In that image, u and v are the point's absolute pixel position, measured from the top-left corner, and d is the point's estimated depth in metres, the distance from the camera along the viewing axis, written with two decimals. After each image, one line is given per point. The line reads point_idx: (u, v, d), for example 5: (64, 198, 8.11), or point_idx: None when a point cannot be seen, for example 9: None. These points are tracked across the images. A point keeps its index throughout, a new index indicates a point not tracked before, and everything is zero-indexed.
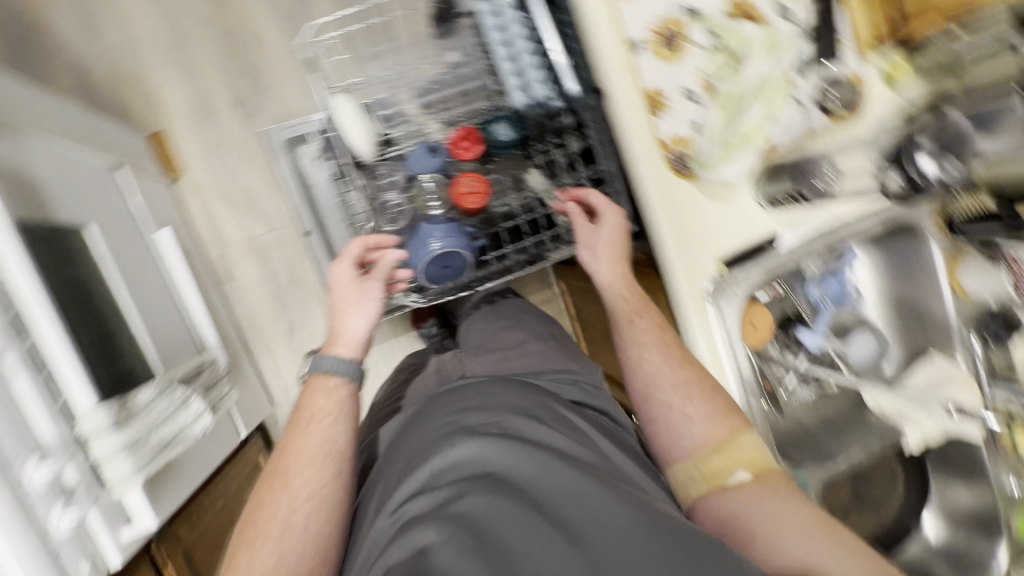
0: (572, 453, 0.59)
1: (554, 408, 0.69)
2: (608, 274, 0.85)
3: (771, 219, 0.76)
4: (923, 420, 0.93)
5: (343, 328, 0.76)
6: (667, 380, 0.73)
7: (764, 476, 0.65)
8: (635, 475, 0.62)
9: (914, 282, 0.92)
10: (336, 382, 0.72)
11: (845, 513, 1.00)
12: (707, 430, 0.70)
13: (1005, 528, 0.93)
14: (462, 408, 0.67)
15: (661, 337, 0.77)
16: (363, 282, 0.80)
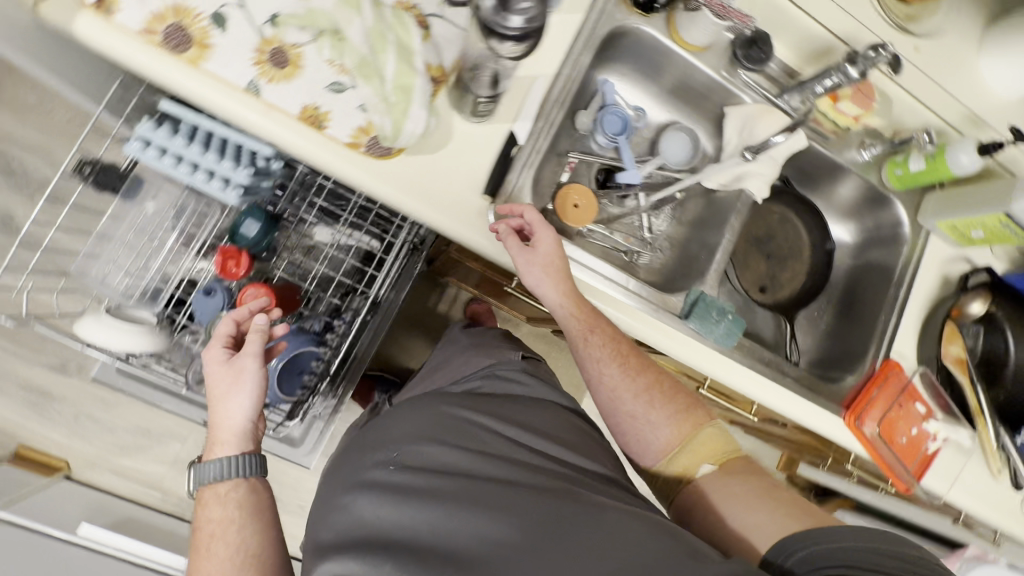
0: (458, 468, 0.71)
1: (454, 414, 0.79)
2: (553, 294, 0.76)
3: (495, 125, 0.75)
4: (756, 170, 0.90)
5: (224, 420, 0.74)
6: (629, 391, 0.80)
7: (728, 463, 0.77)
8: (510, 451, 0.75)
9: (668, 70, 0.92)
10: (234, 478, 0.73)
11: (774, 278, 1.05)
12: (670, 427, 0.78)
13: (886, 190, 0.98)
14: (364, 457, 0.76)
15: (615, 349, 0.79)
16: (237, 364, 0.75)
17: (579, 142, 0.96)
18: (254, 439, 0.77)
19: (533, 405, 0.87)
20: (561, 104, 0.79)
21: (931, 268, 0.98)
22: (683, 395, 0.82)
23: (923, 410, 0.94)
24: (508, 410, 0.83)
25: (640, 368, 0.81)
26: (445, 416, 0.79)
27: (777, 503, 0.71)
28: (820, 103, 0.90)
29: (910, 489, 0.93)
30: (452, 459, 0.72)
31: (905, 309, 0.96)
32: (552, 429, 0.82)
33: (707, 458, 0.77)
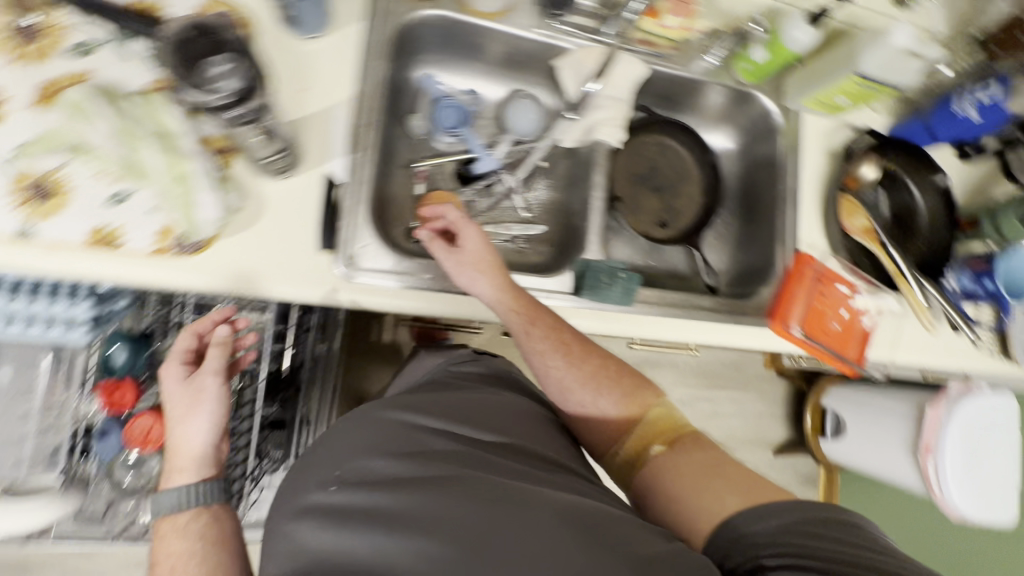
0: (405, 471, 0.65)
1: (396, 419, 0.74)
2: (487, 292, 0.75)
3: (307, 174, 0.70)
4: (603, 114, 0.86)
5: (183, 443, 0.71)
6: (576, 380, 0.76)
7: (678, 441, 0.71)
8: (456, 449, 0.70)
9: (483, 43, 0.87)
10: (193, 508, 0.67)
11: (670, 208, 1.02)
12: (618, 412, 0.75)
13: (744, 86, 0.94)
14: (307, 482, 0.68)
15: (558, 341, 0.75)
16: (195, 383, 0.73)
17: (425, 147, 0.90)
18: (216, 464, 0.73)
19: (479, 400, 0.82)
20: (371, 124, 0.73)
21: (814, 147, 0.95)
22: (628, 377, 0.78)
23: (848, 291, 0.91)
24: (453, 407, 0.78)
25: (587, 356, 0.77)
26: (388, 426, 0.73)
27: (730, 482, 0.64)
28: (642, 23, 0.84)
29: (861, 370, 0.91)
30: (398, 464, 0.66)
31: (798, 198, 0.93)
32: (498, 421, 0.77)
33: (655, 439, 0.72)
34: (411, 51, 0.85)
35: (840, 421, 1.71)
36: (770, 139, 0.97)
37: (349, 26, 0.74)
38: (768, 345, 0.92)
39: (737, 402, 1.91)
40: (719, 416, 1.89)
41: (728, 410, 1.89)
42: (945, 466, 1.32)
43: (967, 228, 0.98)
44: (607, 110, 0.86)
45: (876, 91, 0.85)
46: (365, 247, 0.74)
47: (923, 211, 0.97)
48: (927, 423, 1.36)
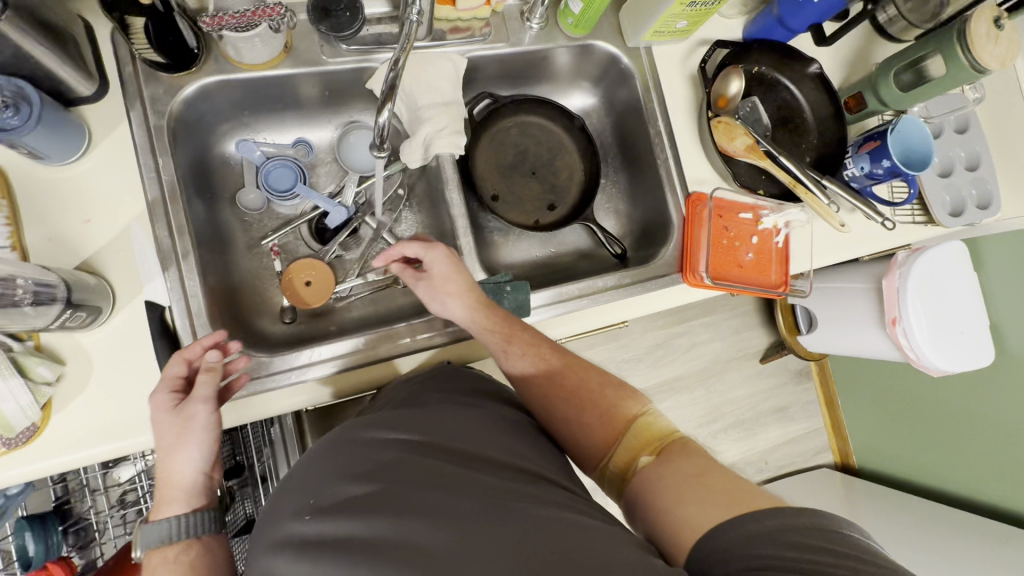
0: (396, 481, 0.51)
1: (375, 433, 0.57)
2: (462, 312, 0.73)
3: (126, 309, 0.63)
4: (436, 123, 0.77)
5: (169, 473, 0.58)
6: (554, 397, 0.69)
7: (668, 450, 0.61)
8: (447, 459, 0.54)
9: (284, 92, 0.77)
10: (185, 540, 0.55)
11: (551, 186, 0.95)
12: (603, 425, 0.66)
13: (579, 40, 0.86)
14: (281, 515, 0.52)
15: (538, 354, 0.71)
16: (184, 409, 0.59)
17: (269, 218, 0.82)
18: (210, 493, 0.60)
19: (460, 392, 0.67)
20: (179, 229, 0.66)
21: (673, 77, 0.88)
22: (611, 386, 0.69)
23: (752, 217, 0.88)
24: (442, 414, 0.61)
25: (566, 369, 0.70)
26: (369, 433, 0.58)
27: (716, 493, 0.54)
28: (438, 12, 0.75)
29: (785, 295, 0.87)
30: (390, 472, 0.52)
31: (672, 138, 0.87)
32: (484, 436, 0.59)
33: (642, 449, 0.62)
34: (210, 125, 0.76)
35: (811, 314, 1.69)
36: (626, 84, 0.90)
37: (115, 131, 0.66)
38: (684, 298, 0.87)
39: (711, 325, 1.89)
40: (699, 345, 1.87)
41: (705, 335, 1.87)
42: (914, 330, 1.31)
43: (854, 107, 0.93)
44: (439, 118, 0.77)
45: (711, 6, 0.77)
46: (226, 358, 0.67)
47: (807, 108, 0.93)
48: (886, 294, 1.34)
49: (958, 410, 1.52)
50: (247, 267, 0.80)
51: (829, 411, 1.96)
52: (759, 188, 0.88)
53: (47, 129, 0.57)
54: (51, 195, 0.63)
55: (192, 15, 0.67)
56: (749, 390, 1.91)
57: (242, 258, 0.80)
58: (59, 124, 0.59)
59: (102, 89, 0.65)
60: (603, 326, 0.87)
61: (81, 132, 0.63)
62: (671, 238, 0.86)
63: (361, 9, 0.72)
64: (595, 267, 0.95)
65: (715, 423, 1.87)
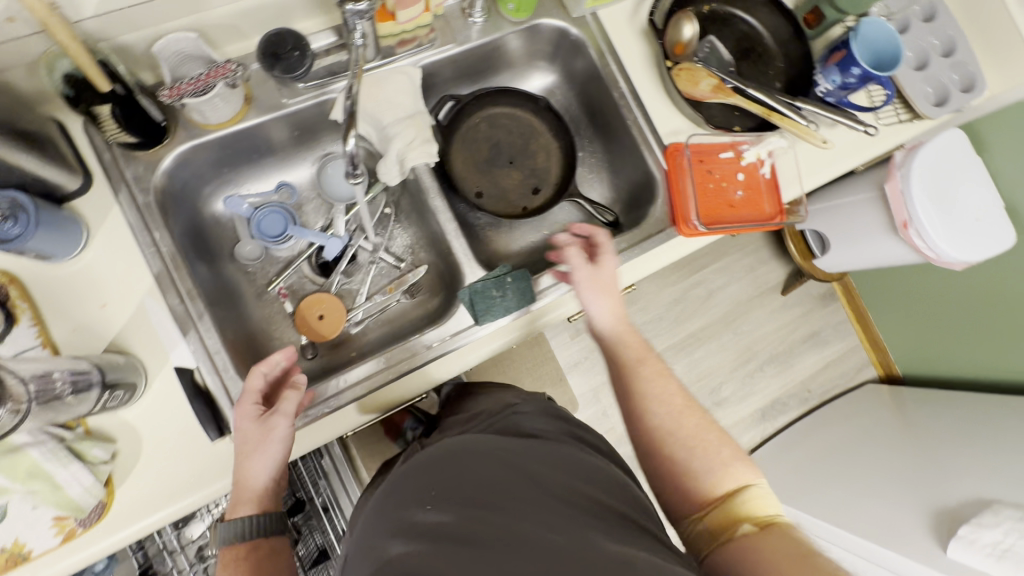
0: (501, 487, 0.60)
1: (491, 448, 0.67)
2: (608, 316, 0.76)
3: (159, 378, 0.67)
4: (404, 137, 0.78)
5: (246, 477, 0.63)
6: (674, 425, 0.68)
7: (777, 526, 0.59)
8: (544, 483, 0.62)
9: (255, 142, 0.80)
10: (253, 539, 0.61)
11: (531, 171, 0.96)
12: (708, 478, 0.64)
13: (525, 22, 0.86)
14: (400, 504, 0.61)
15: (665, 381, 0.71)
16: (268, 421, 0.64)
17: (269, 265, 0.85)
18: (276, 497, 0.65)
19: (547, 431, 0.74)
20: (188, 294, 0.69)
21: (626, 36, 0.88)
22: (728, 447, 0.66)
23: (734, 154, 0.86)
24: (542, 454, 0.68)
25: (685, 413, 0.69)
26: (486, 445, 0.67)
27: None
28: (380, 29, 0.76)
29: (783, 223, 0.85)
30: (493, 478, 0.61)
31: (638, 97, 0.87)
32: (573, 473, 0.66)
33: (747, 516, 0.60)
34: (195, 189, 0.79)
35: (822, 236, 1.67)
36: (580, 54, 0.90)
37: (109, 217, 0.69)
38: (684, 249, 0.87)
39: (724, 269, 1.88)
40: (716, 292, 1.87)
41: (720, 281, 1.86)
42: (927, 230, 1.28)
43: (814, 22, 0.91)
44: (407, 132, 0.78)
45: None
46: None
47: (766, 34, 0.92)
48: (891, 199, 1.33)
49: (991, 299, 1.49)
50: (260, 315, 0.82)
51: (862, 328, 1.94)
52: (734, 125, 0.89)
53: (46, 231, 0.61)
54: (68, 289, 0.67)
55: (151, 91, 0.70)
56: (776, 324, 1.90)
57: (253, 308, 0.82)
58: (57, 223, 0.63)
59: (87, 180, 0.68)
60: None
61: (79, 226, 0.67)
62: (657, 190, 0.87)
63: (308, 46, 0.74)
64: None
65: (750, 364, 1.87)
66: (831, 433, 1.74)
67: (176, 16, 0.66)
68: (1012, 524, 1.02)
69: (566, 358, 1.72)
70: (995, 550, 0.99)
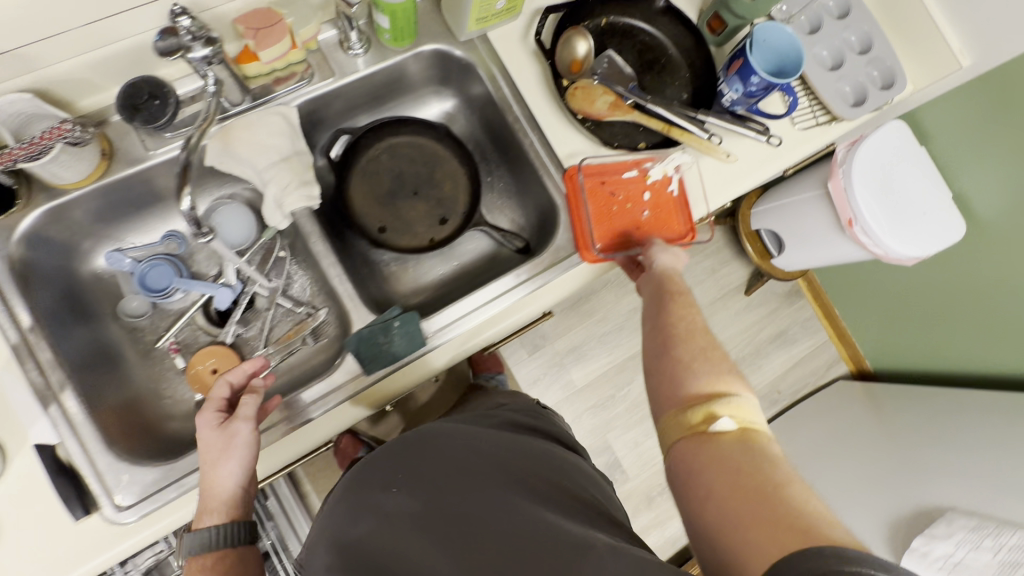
0: (467, 470, 0.65)
1: (467, 433, 0.72)
2: (669, 260, 0.75)
3: (20, 456, 0.64)
4: (280, 181, 0.74)
5: (213, 486, 0.63)
6: (684, 339, 0.65)
7: (754, 435, 0.54)
8: (505, 466, 0.67)
9: (129, 197, 0.76)
10: (221, 550, 0.61)
11: (438, 198, 0.92)
12: (700, 382, 0.60)
13: (409, 50, 0.82)
14: (366, 487, 0.64)
15: (684, 306, 0.69)
16: (228, 428, 0.65)
17: (159, 319, 0.81)
18: (248, 504, 0.66)
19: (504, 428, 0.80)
20: (48, 365, 0.66)
21: (518, 56, 0.83)
22: (729, 364, 0.62)
23: (639, 173, 0.82)
24: (501, 443, 0.72)
25: (695, 337, 0.65)
26: (452, 431, 0.72)
27: (781, 507, 0.47)
28: (246, 70, 0.73)
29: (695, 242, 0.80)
30: (460, 461, 0.66)
31: (533, 120, 0.83)
32: (534, 464, 0.70)
33: (730, 416, 0.56)
34: (67, 249, 0.75)
35: (778, 235, 1.63)
36: (474, 78, 0.86)
37: None
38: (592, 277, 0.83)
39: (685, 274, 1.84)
40: None
41: None
42: (872, 228, 1.22)
43: (717, 28, 0.87)
44: (282, 176, 0.74)
45: None
46: (133, 477, 0.66)
47: (669, 44, 0.88)
48: (835, 198, 1.28)
49: (950, 290, 1.45)
50: (148, 375, 0.79)
51: (830, 324, 1.90)
52: (638, 142, 0.85)
53: None
54: None
55: None
56: (741, 326, 1.86)
57: (139, 369, 0.78)
58: None
59: None
60: (528, 320, 0.84)
61: None
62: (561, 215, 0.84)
63: (169, 92, 0.71)
64: (503, 270, 0.91)
65: None
66: (804, 435, 1.70)
67: (9, 77, 0.62)
68: (964, 535, 0.99)
69: (525, 376, 1.68)
70: (945, 563, 0.95)
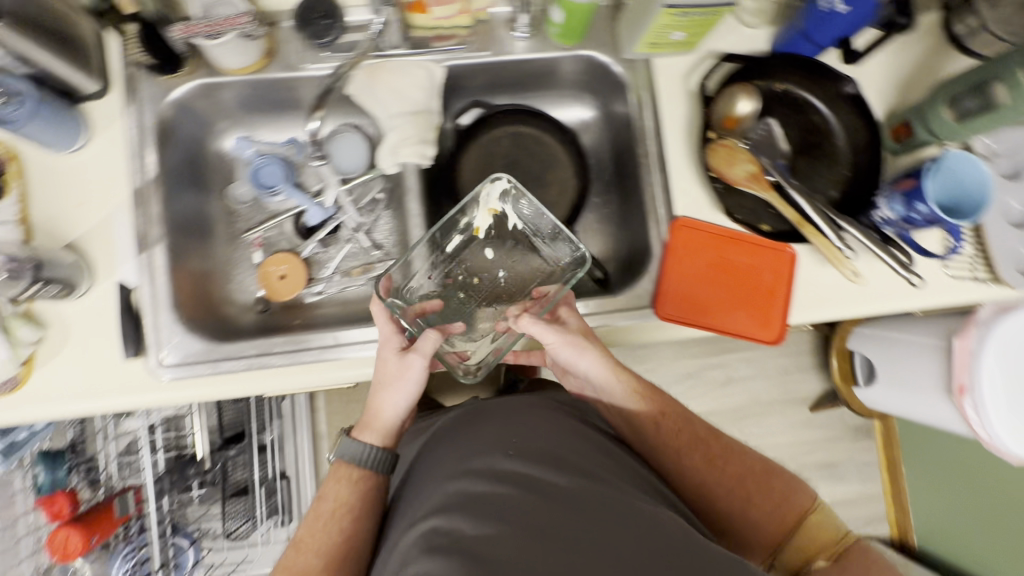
0: (571, 454, 0.65)
1: (566, 420, 0.73)
2: (596, 364, 0.73)
3: (99, 287, 0.71)
4: (405, 131, 0.76)
5: (380, 408, 0.71)
6: (720, 482, 0.69)
7: (840, 549, 0.64)
8: (611, 456, 0.67)
9: (273, 96, 0.82)
10: (364, 467, 0.71)
11: (541, 200, 0.91)
12: (774, 517, 0.67)
13: (571, 48, 0.81)
14: (477, 445, 0.67)
15: (690, 437, 0.72)
16: (407, 359, 0.69)
17: (256, 212, 0.87)
18: (398, 434, 0.74)
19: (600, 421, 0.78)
20: (155, 218, 0.72)
21: (674, 92, 0.79)
22: (776, 478, 0.69)
23: (465, 236, 0.83)
24: (595, 437, 0.71)
25: (723, 460, 0.71)
26: (550, 417, 0.73)
27: None
28: (414, 20, 0.74)
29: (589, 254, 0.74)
30: (560, 442, 0.67)
31: (665, 161, 0.79)
32: (638, 469, 0.68)
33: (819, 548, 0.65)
34: (206, 123, 0.82)
35: (871, 366, 1.46)
36: (622, 98, 0.84)
37: (112, 125, 0.73)
38: (658, 334, 0.79)
39: (754, 361, 1.71)
40: (737, 381, 1.70)
41: (745, 372, 1.69)
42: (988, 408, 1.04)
43: (902, 135, 0.78)
44: (407, 127, 0.76)
45: (708, 16, 0.69)
46: (182, 341, 0.72)
47: (839, 133, 0.80)
48: (955, 357, 1.09)
49: None
50: (229, 256, 0.85)
51: (889, 479, 1.70)
52: (762, 223, 0.78)
53: (42, 123, 0.65)
54: (59, 176, 0.72)
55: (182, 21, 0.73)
56: (792, 438, 1.71)
57: (222, 247, 0.84)
58: (56, 118, 0.67)
59: (104, 87, 0.73)
60: None
61: (81, 125, 0.71)
62: (429, 272, 0.81)
63: (340, 17, 0.73)
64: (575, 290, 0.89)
65: None
66: None
67: None
68: None
69: None
70: None
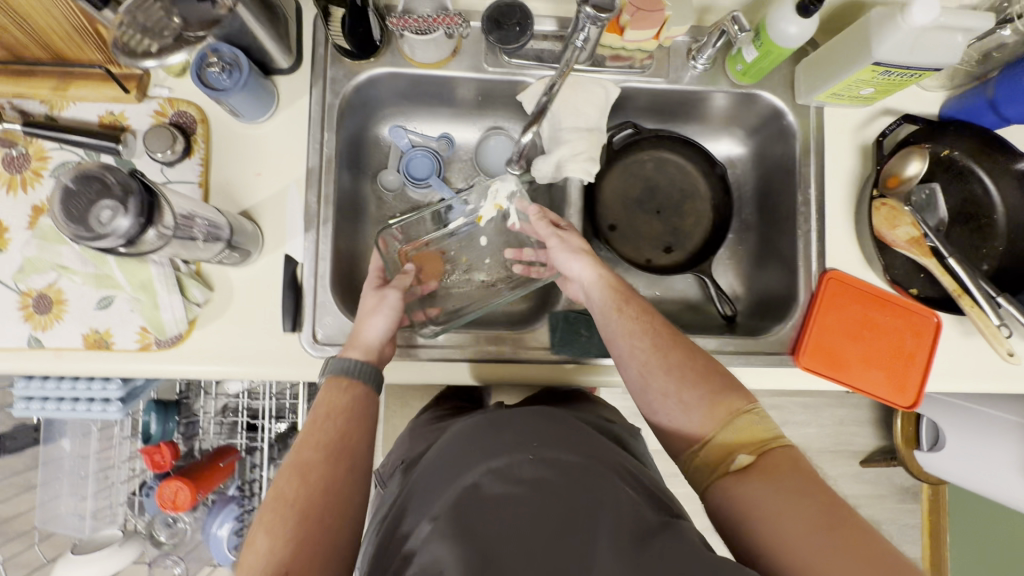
0: (592, 465, 0.54)
1: (587, 431, 0.62)
2: (586, 271, 0.69)
3: (265, 258, 0.73)
4: (574, 146, 0.77)
5: (362, 330, 0.67)
6: (658, 364, 0.59)
7: (772, 456, 0.53)
8: (640, 480, 0.56)
9: (442, 92, 0.83)
10: (352, 377, 0.62)
11: (677, 227, 0.91)
12: (704, 412, 0.56)
13: (744, 87, 0.81)
14: (489, 441, 0.57)
15: (646, 326, 0.62)
16: (382, 291, 0.70)
17: (401, 201, 0.88)
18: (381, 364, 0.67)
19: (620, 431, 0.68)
20: (325, 197, 0.73)
21: (839, 145, 0.80)
22: (722, 377, 0.58)
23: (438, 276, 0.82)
24: (617, 453, 0.60)
25: (665, 350, 0.60)
26: (568, 424, 0.62)
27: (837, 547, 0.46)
28: (604, 39, 0.74)
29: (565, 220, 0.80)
30: (581, 450, 0.56)
31: (822, 211, 0.79)
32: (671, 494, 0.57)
33: (743, 446, 0.54)
34: (373, 109, 0.83)
35: (939, 431, 1.45)
36: (781, 141, 0.84)
37: (298, 102, 0.75)
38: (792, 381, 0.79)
39: (812, 408, 1.69)
40: (792, 426, 1.69)
41: (803, 418, 1.66)
42: None
43: None
44: (576, 141, 0.77)
45: (907, 78, 0.69)
46: (335, 322, 0.73)
47: (1000, 207, 0.79)
48: None
49: None
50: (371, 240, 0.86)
51: (930, 546, 1.68)
52: (911, 287, 0.78)
53: (244, 94, 0.66)
54: (242, 144, 0.73)
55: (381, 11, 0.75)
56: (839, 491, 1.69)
57: (368, 230, 0.86)
58: (256, 90, 0.68)
59: (296, 65, 0.75)
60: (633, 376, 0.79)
61: (272, 98, 0.73)
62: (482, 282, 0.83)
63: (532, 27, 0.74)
64: (700, 323, 0.89)
65: None
66: None
67: None
68: None
69: None
70: None
